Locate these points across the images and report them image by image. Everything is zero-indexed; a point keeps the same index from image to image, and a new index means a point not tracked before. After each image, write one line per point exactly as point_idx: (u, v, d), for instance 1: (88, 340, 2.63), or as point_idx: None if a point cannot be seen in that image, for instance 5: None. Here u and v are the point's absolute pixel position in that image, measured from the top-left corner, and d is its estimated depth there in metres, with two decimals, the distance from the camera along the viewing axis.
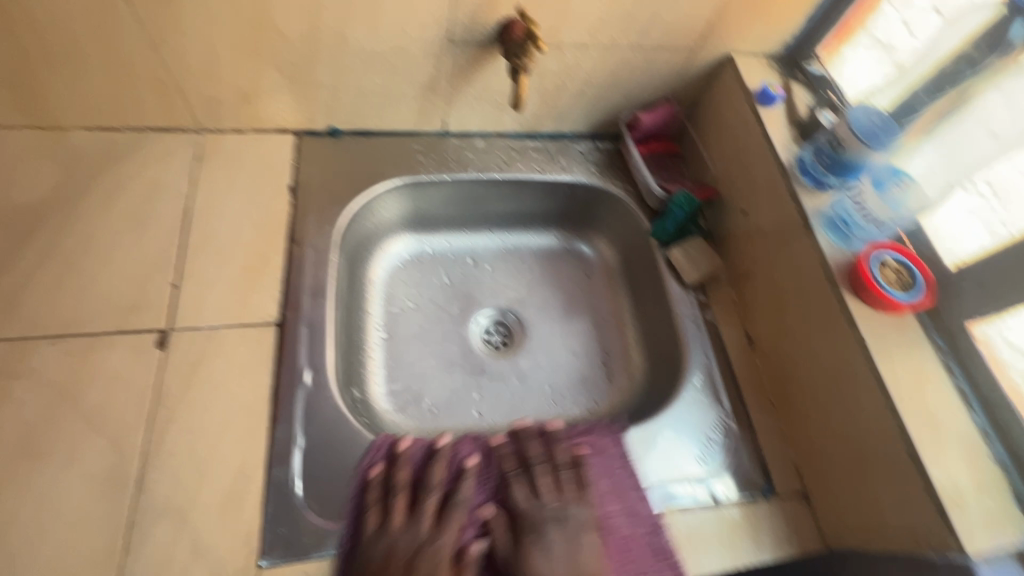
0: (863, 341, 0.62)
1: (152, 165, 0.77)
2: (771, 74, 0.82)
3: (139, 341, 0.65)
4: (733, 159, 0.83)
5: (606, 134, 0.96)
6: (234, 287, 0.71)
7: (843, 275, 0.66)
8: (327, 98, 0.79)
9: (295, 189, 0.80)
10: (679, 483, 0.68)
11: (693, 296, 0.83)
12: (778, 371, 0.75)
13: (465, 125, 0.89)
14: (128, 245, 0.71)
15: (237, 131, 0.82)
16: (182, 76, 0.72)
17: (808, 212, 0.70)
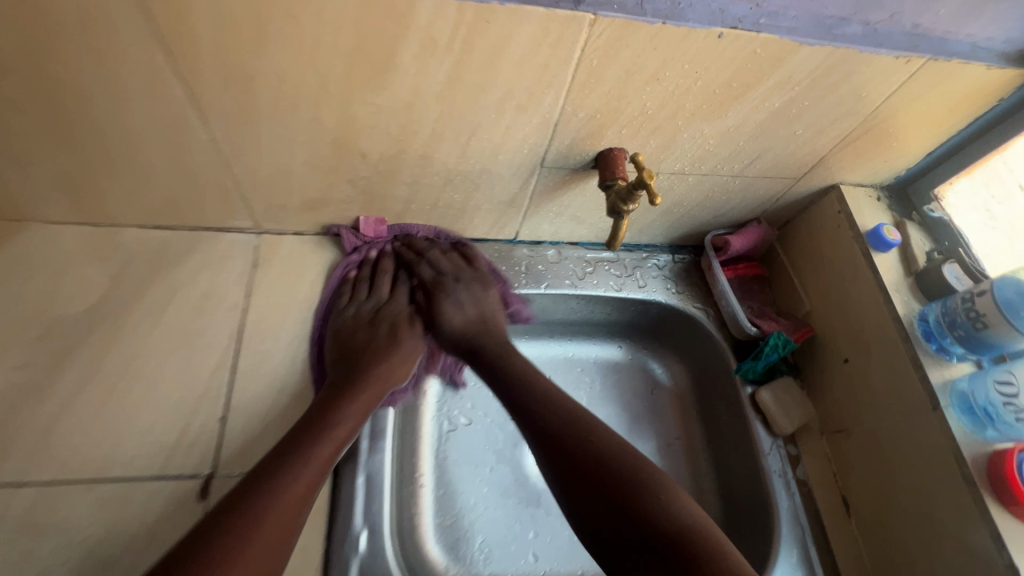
0: (1012, 566, 0.54)
1: (206, 269, 0.71)
2: (881, 211, 0.75)
3: (178, 489, 0.58)
4: (836, 301, 0.76)
5: (686, 247, 0.89)
6: (285, 423, 0.64)
7: (982, 475, 0.58)
8: (399, 208, 0.73)
9: (355, 303, 0.74)
10: None
11: (783, 448, 0.75)
12: (885, 555, 0.66)
13: (538, 235, 0.82)
14: (175, 366, 0.65)
15: (298, 233, 0.76)
16: (249, 186, 0.66)
17: (935, 386, 0.62)
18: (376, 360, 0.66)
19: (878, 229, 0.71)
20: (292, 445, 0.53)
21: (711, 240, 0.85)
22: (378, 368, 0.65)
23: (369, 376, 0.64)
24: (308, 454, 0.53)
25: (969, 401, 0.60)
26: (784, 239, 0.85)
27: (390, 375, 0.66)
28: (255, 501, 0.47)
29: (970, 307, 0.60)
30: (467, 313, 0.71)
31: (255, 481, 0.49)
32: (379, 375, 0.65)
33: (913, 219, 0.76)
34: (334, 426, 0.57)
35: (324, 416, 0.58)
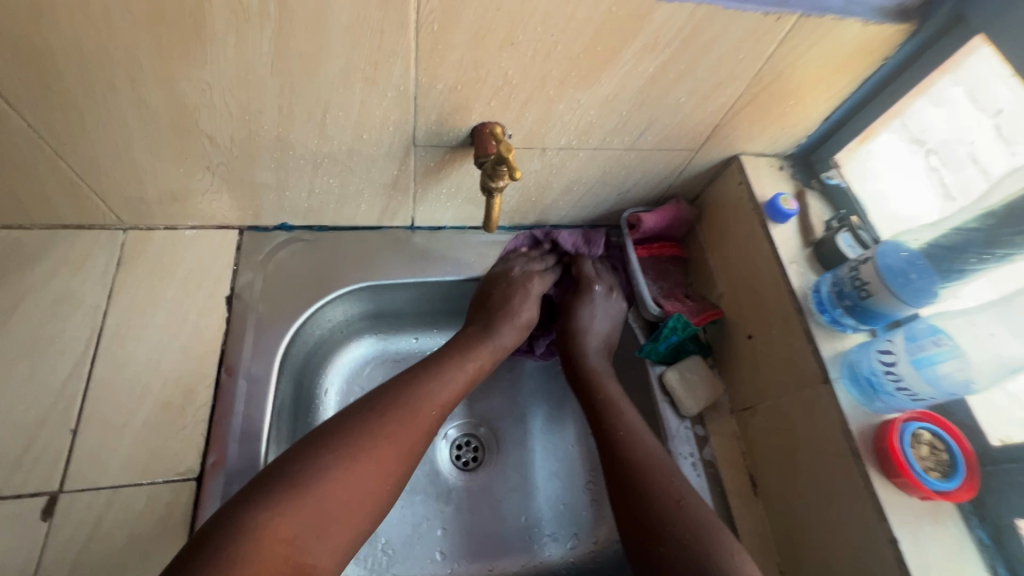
0: (894, 539, 0.51)
1: (63, 271, 0.66)
2: (782, 181, 0.73)
3: (19, 510, 0.54)
4: (739, 276, 0.73)
5: (599, 225, 0.85)
6: (145, 432, 0.60)
7: (868, 448, 0.56)
8: (273, 196, 0.68)
9: (232, 299, 0.69)
10: None
11: (691, 429, 0.73)
12: (785, 533, 0.64)
13: (435, 220, 0.78)
14: (23, 378, 0.60)
15: (169, 228, 0.71)
16: (96, 179, 0.61)
17: (825, 358, 0.60)
18: (506, 326, 0.74)
19: (774, 199, 0.68)
20: (411, 380, 0.63)
21: (627, 217, 0.80)
22: (503, 334, 0.73)
23: (486, 338, 0.72)
24: (428, 393, 0.62)
25: (856, 373, 0.58)
26: (705, 217, 0.80)
27: (516, 334, 0.75)
28: (377, 420, 0.57)
29: (856, 276, 0.58)
30: (593, 319, 0.77)
31: (375, 404, 0.59)
32: (505, 340, 0.73)
33: (813, 187, 0.74)
34: (453, 369, 0.66)
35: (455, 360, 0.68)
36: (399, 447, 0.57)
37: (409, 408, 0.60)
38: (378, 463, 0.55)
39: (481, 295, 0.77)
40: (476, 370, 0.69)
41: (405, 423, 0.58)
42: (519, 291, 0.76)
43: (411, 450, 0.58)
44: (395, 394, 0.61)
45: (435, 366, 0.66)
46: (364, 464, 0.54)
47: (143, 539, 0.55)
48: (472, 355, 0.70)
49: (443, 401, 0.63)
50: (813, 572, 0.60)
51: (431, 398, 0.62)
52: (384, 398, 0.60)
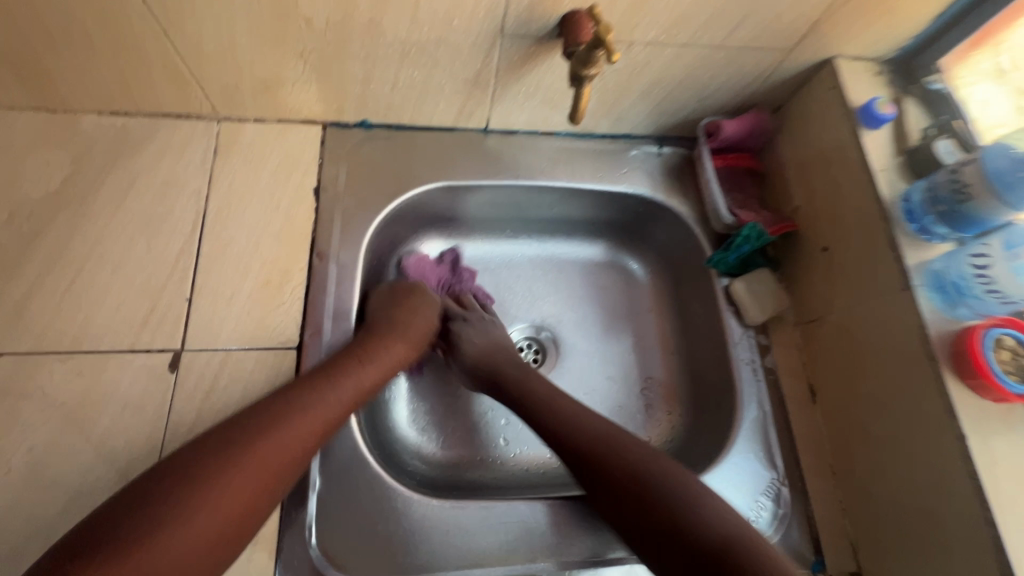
0: (962, 436, 0.53)
1: (167, 156, 0.70)
2: (878, 86, 0.69)
3: (151, 362, 0.61)
4: (820, 187, 0.71)
5: (671, 136, 0.84)
6: (250, 304, 0.65)
7: (946, 351, 0.56)
8: (358, 90, 0.70)
9: (319, 191, 0.73)
10: None
11: (754, 338, 0.74)
12: (842, 435, 0.67)
13: (509, 123, 0.78)
14: (140, 250, 0.66)
15: (259, 120, 0.74)
16: (197, 64, 0.64)
17: (910, 265, 0.59)
18: (403, 343, 0.68)
19: (870, 103, 0.66)
20: (278, 400, 0.54)
21: (703, 125, 0.79)
22: (395, 346, 0.67)
23: (386, 347, 0.66)
24: (298, 417, 0.54)
25: (941, 280, 0.58)
26: (785, 128, 0.78)
27: (402, 344, 0.68)
28: (237, 447, 0.50)
29: (956, 178, 0.57)
30: (483, 334, 0.75)
31: (234, 428, 0.51)
32: (395, 345, 0.67)
33: (913, 93, 0.69)
34: (327, 388, 0.57)
35: (325, 375, 0.58)
36: (251, 477, 0.49)
37: (269, 425, 0.52)
38: (229, 497, 0.47)
39: (379, 306, 0.71)
40: (366, 382, 0.61)
41: (260, 447, 0.50)
42: (409, 312, 0.72)
43: (274, 478, 0.51)
44: (254, 416, 0.52)
45: (307, 383, 0.57)
46: (211, 499, 0.46)
47: (254, 394, 0.61)
48: (354, 367, 0.61)
49: (310, 424, 0.54)
50: (872, 470, 0.62)
51: (297, 422, 0.53)
52: (241, 423, 0.52)
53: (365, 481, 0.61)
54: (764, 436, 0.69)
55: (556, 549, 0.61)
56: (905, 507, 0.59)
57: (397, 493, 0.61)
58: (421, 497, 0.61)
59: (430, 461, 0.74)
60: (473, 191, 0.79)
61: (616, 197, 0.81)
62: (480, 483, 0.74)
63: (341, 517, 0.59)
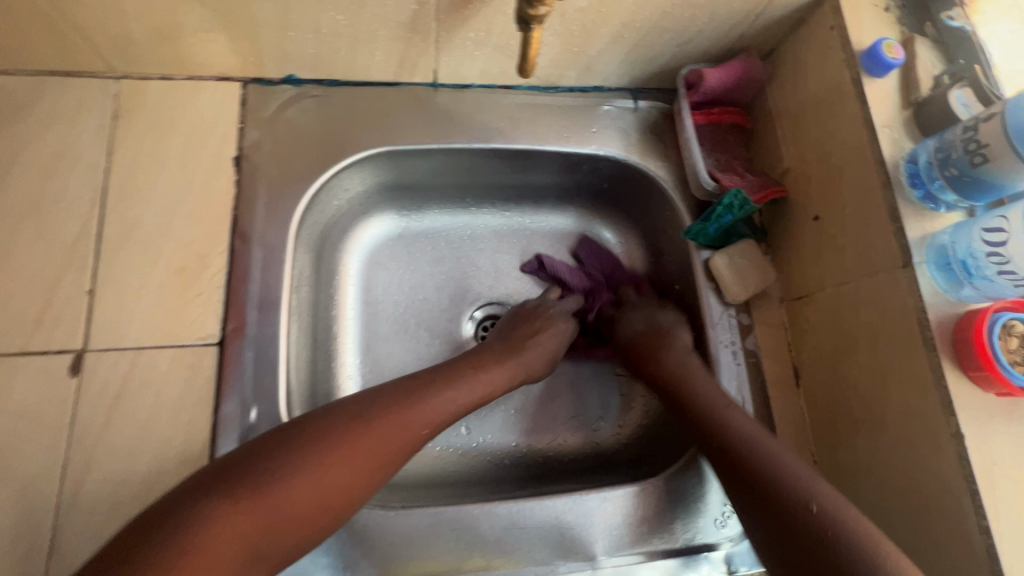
0: (959, 435, 0.47)
1: (57, 122, 0.60)
2: (885, 24, 0.59)
3: (46, 366, 0.54)
4: (814, 146, 0.62)
5: (648, 88, 0.74)
6: (162, 295, 0.57)
7: (946, 338, 0.50)
8: (274, 38, 0.59)
9: (240, 161, 0.63)
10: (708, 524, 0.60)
11: (735, 317, 0.67)
12: (825, 424, 0.61)
13: (461, 75, 0.68)
14: (31, 235, 0.57)
15: (165, 77, 0.63)
16: (72, 9, 0.53)
17: (911, 240, 0.52)
18: (544, 351, 0.66)
19: (876, 45, 0.56)
20: (399, 389, 0.53)
21: (684, 75, 0.69)
22: (532, 355, 0.65)
23: (517, 355, 0.64)
24: (411, 408, 0.52)
25: (946, 256, 0.50)
26: (776, 78, 0.68)
27: (541, 363, 0.66)
28: (339, 429, 0.48)
29: (972, 137, 0.49)
30: (648, 318, 0.70)
31: (345, 408, 0.50)
32: (531, 360, 0.65)
33: (925, 33, 0.59)
34: (422, 412, 0.53)
35: (455, 379, 0.57)
36: (353, 463, 0.47)
37: (382, 417, 0.50)
38: (329, 470, 0.46)
39: (517, 317, 0.69)
40: (482, 388, 0.59)
41: (341, 454, 0.47)
42: (552, 328, 0.69)
43: (367, 468, 0.48)
44: (356, 403, 0.50)
45: (429, 378, 0.56)
46: (316, 471, 0.45)
47: (170, 398, 0.55)
48: (482, 370, 0.60)
49: (425, 414, 0.53)
50: (856, 463, 0.57)
51: (410, 413, 0.52)
52: (358, 402, 0.51)
53: None
54: None
55: (513, 553, 0.57)
56: (891, 504, 0.54)
57: None
58: (363, 505, 0.56)
59: None
60: (422, 156, 0.69)
61: (586, 159, 0.72)
62: (431, 479, 0.67)
63: None
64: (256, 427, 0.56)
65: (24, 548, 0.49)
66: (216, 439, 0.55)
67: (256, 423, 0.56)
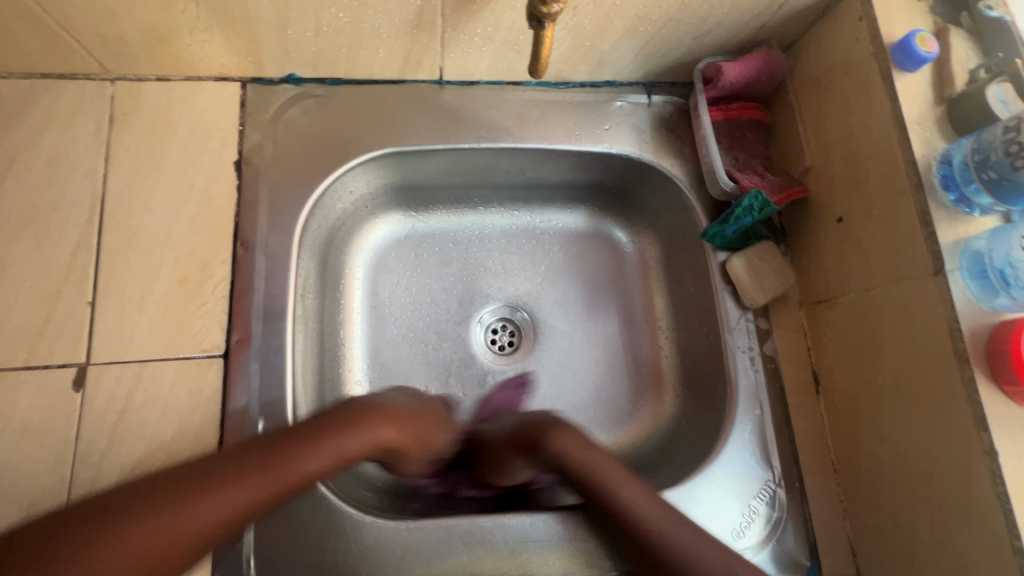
0: (991, 452, 0.45)
1: (51, 128, 0.58)
2: (917, 13, 0.55)
3: (50, 379, 0.53)
4: (838, 145, 0.59)
5: (662, 82, 0.71)
6: (165, 306, 0.56)
7: (980, 350, 0.47)
8: (274, 36, 0.57)
9: (241, 165, 0.61)
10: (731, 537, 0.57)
11: (753, 322, 0.65)
12: (847, 432, 0.59)
13: (467, 72, 0.65)
14: (29, 246, 0.55)
15: (161, 78, 0.61)
16: (62, 10, 0.50)
17: (944, 245, 0.49)
18: (417, 425, 0.57)
19: (908, 37, 0.53)
20: (243, 459, 0.48)
21: (701, 69, 0.66)
22: (384, 431, 0.54)
23: (358, 439, 0.52)
24: (194, 496, 0.46)
25: (982, 264, 0.48)
26: (798, 71, 0.65)
27: (409, 437, 0.56)
28: (216, 483, 0.47)
29: (1013, 139, 0.46)
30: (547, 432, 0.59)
31: (234, 455, 0.49)
32: (388, 430, 0.54)
33: (961, 23, 0.56)
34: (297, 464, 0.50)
35: (273, 451, 0.49)
36: (168, 543, 0.44)
37: (262, 459, 0.49)
38: (133, 547, 0.43)
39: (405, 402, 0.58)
40: (317, 466, 0.50)
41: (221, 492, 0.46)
42: (430, 422, 0.58)
43: (189, 541, 0.45)
44: (226, 462, 0.48)
45: (257, 451, 0.49)
46: (157, 524, 0.44)
47: (176, 412, 0.53)
48: (315, 445, 0.50)
49: (239, 501, 0.47)
50: (879, 474, 0.55)
51: (193, 503, 0.45)
52: (201, 467, 0.48)
53: (309, 504, 0.54)
54: (760, 434, 0.61)
55: (527, 564, 0.56)
56: (916, 518, 0.52)
57: (346, 515, 0.55)
58: (374, 520, 0.55)
59: None
60: (428, 155, 0.67)
61: (598, 157, 0.70)
62: None
63: (285, 543, 0.53)
64: (264, 439, 0.55)
65: None
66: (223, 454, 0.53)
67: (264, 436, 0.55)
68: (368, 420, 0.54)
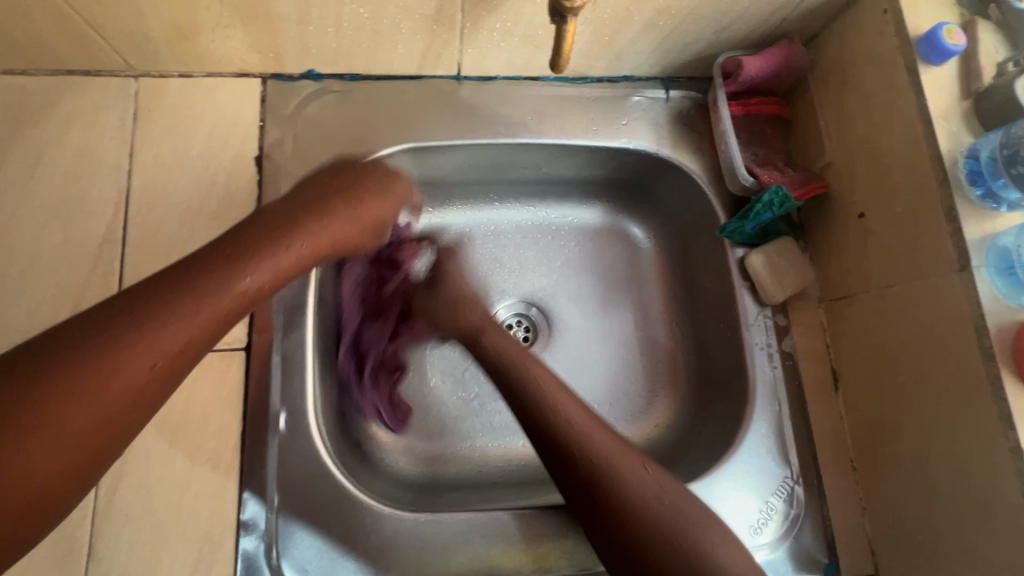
0: (1018, 450, 0.45)
1: (77, 123, 0.59)
2: (944, 6, 0.55)
3: None
4: (861, 139, 0.59)
5: (680, 77, 0.70)
6: None
7: (1006, 348, 0.47)
8: (295, 32, 0.57)
9: (261, 161, 0.62)
10: (748, 533, 0.57)
11: (771, 318, 0.65)
12: (866, 430, 0.59)
13: (485, 67, 0.65)
14: (57, 239, 0.56)
15: (184, 74, 0.62)
16: (89, 7, 0.51)
17: (970, 242, 0.49)
18: (364, 208, 0.55)
19: (935, 30, 0.52)
20: (168, 290, 0.40)
21: (721, 62, 0.65)
22: (349, 214, 0.53)
23: (317, 226, 0.50)
24: (145, 334, 0.38)
25: (1010, 260, 0.47)
26: (819, 64, 0.64)
27: (355, 226, 0.54)
28: (135, 322, 0.38)
29: None
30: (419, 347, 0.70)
31: (159, 282, 0.40)
32: (325, 227, 0.51)
33: (989, 16, 0.55)
34: (233, 280, 0.43)
35: (225, 264, 0.44)
36: (106, 406, 0.36)
37: (198, 283, 0.41)
38: (69, 423, 0.35)
39: (320, 185, 0.54)
40: (252, 283, 0.44)
41: (158, 333, 0.38)
42: (382, 179, 0.57)
43: (140, 396, 0.38)
44: (153, 297, 0.39)
45: (196, 273, 0.42)
46: (86, 393, 0.35)
47: (199, 404, 0.54)
48: (264, 254, 0.46)
49: (186, 335, 0.39)
50: (899, 471, 0.55)
51: (139, 343, 0.37)
52: (120, 306, 0.38)
53: (330, 495, 0.55)
54: (778, 430, 0.61)
55: (543, 555, 0.56)
56: (938, 515, 0.52)
57: (366, 506, 0.55)
58: (393, 511, 0.56)
59: (407, 463, 0.67)
60: (446, 151, 0.67)
61: (615, 152, 0.69)
62: (457, 481, 0.67)
63: (307, 532, 0.54)
64: (286, 432, 0.55)
65: (65, 552, 0.49)
66: (245, 446, 0.54)
67: (285, 428, 0.56)
68: (309, 224, 0.50)
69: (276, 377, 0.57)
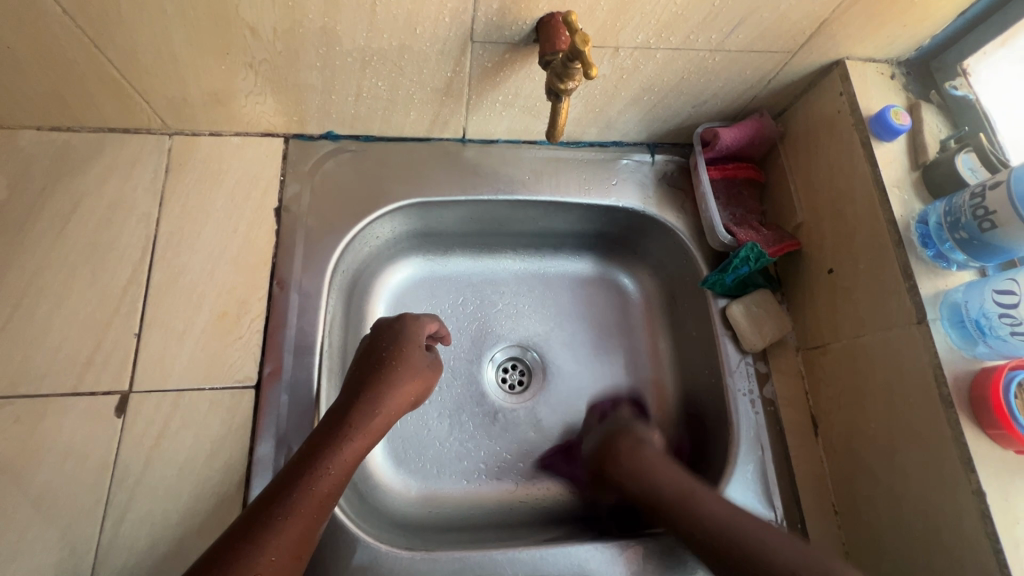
0: (980, 492, 0.48)
1: (114, 175, 0.65)
2: (890, 92, 0.63)
3: (94, 405, 0.56)
4: (827, 204, 0.65)
5: (664, 143, 0.78)
6: (204, 339, 0.60)
7: (962, 396, 0.51)
8: (318, 100, 0.64)
9: (280, 212, 0.67)
10: None
11: (752, 366, 0.69)
12: (845, 474, 0.62)
13: (488, 132, 0.72)
14: (85, 281, 0.60)
15: (214, 133, 0.68)
16: (140, 77, 0.58)
17: (925, 297, 0.54)
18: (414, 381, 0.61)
19: (884, 112, 0.59)
20: (267, 509, 0.48)
21: (699, 132, 0.72)
22: (402, 388, 0.60)
23: (374, 414, 0.57)
24: (266, 546, 0.46)
25: (960, 314, 0.52)
26: (788, 136, 0.71)
27: (407, 395, 0.61)
28: (245, 542, 0.46)
29: (978, 203, 0.51)
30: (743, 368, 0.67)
31: (254, 511, 0.48)
32: (382, 409, 0.58)
33: (931, 99, 0.63)
34: (318, 478, 0.51)
35: (304, 470, 0.51)
36: None
37: (292, 497, 0.49)
38: None
39: (361, 367, 0.60)
40: (332, 482, 0.51)
41: (268, 546, 0.46)
42: (411, 337, 0.64)
43: None
44: (254, 520, 0.47)
45: (281, 489, 0.49)
46: None
47: (208, 440, 0.57)
48: (339, 451, 0.53)
49: (290, 540, 0.47)
50: (876, 516, 0.58)
51: (260, 557, 0.45)
52: (237, 531, 0.46)
53: (329, 534, 0.57)
54: (763, 477, 0.63)
55: None
56: (914, 560, 0.54)
57: (363, 544, 0.57)
58: (390, 550, 0.57)
59: (404, 502, 0.69)
60: (450, 205, 0.73)
61: (607, 208, 0.75)
62: (448, 523, 0.69)
63: None
64: None
65: None
66: (249, 481, 0.56)
67: None
68: (363, 410, 0.56)
69: (283, 414, 0.60)
